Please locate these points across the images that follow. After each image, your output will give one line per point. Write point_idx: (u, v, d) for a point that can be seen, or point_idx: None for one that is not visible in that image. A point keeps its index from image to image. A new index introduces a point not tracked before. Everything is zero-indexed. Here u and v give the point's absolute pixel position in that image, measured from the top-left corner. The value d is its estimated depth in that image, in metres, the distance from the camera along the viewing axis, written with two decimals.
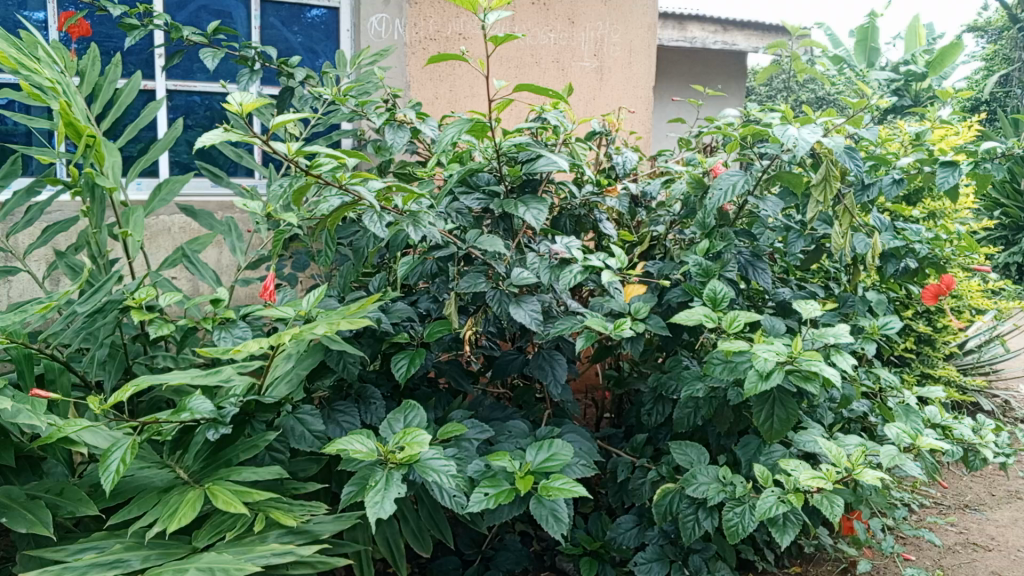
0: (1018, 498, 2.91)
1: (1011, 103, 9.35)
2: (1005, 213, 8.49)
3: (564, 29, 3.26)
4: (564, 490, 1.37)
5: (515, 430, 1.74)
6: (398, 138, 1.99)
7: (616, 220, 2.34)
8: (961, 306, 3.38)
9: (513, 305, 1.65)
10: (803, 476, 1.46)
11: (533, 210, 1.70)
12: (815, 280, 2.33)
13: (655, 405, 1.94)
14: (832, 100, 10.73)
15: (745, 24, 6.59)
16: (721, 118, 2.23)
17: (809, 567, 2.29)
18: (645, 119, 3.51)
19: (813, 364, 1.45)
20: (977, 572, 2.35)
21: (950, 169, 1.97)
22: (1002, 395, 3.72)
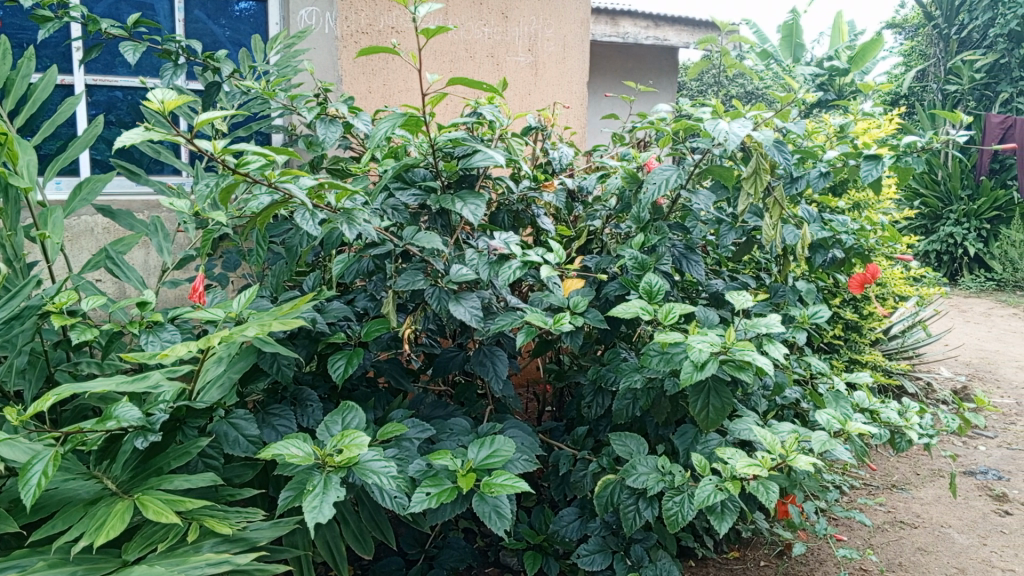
0: (940, 476, 3.04)
1: (928, 97, 9.75)
2: (924, 203, 8.87)
3: (498, 24, 3.25)
4: (507, 486, 1.37)
5: (456, 428, 1.73)
6: (330, 133, 1.95)
7: (553, 215, 2.34)
8: (885, 293, 3.50)
9: (453, 302, 1.64)
10: (739, 464, 1.49)
11: (471, 206, 1.69)
12: (748, 271, 2.38)
13: (596, 397, 1.96)
14: (760, 95, 11.02)
15: (676, 20, 6.70)
16: (654, 113, 2.25)
17: (747, 551, 2.35)
18: (580, 114, 3.54)
19: (746, 353, 1.48)
20: (904, 549, 2.44)
21: (873, 162, 2.03)
22: (924, 377, 3.88)
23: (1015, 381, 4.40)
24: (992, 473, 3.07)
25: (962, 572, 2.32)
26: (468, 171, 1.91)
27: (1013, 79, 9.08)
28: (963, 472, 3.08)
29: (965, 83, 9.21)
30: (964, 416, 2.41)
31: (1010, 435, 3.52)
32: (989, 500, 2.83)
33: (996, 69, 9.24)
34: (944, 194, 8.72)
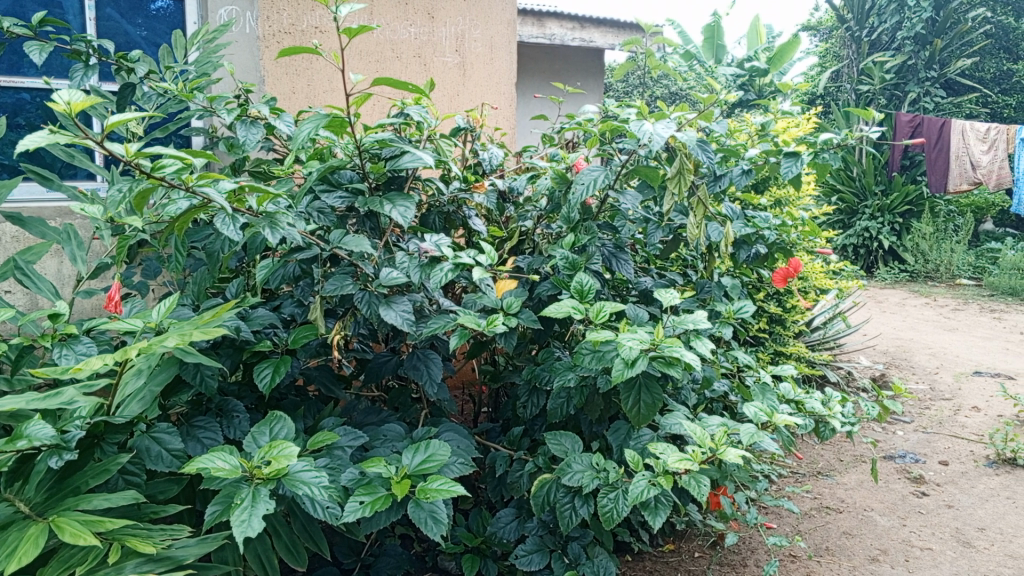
0: (862, 461, 3.16)
1: (842, 96, 10.14)
2: (841, 199, 9.22)
3: (425, 24, 3.22)
4: (442, 491, 1.35)
5: (390, 434, 1.70)
6: (251, 136, 1.89)
7: (485, 216, 2.34)
8: (807, 287, 3.61)
9: (383, 306, 1.61)
10: (670, 459, 1.51)
11: (400, 208, 1.66)
12: (675, 268, 2.43)
13: (531, 397, 1.95)
14: (684, 95, 11.28)
15: (601, 21, 6.78)
16: (582, 113, 2.27)
17: (681, 543, 2.39)
18: (509, 115, 3.54)
19: (675, 349, 1.50)
20: (830, 533, 2.53)
21: (793, 159, 2.08)
22: (845, 367, 4.03)
23: (929, 367, 4.61)
24: (910, 457, 3.21)
25: (884, 552, 2.41)
26: (396, 173, 1.88)
27: (920, 80, 9.54)
28: (883, 457, 3.21)
29: (876, 83, 9.61)
30: (883, 403, 2.50)
31: (925, 420, 3.69)
32: (908, 482, 2.95)
33: (904, 70, 9.68)
34: (860, 189, 9.09)
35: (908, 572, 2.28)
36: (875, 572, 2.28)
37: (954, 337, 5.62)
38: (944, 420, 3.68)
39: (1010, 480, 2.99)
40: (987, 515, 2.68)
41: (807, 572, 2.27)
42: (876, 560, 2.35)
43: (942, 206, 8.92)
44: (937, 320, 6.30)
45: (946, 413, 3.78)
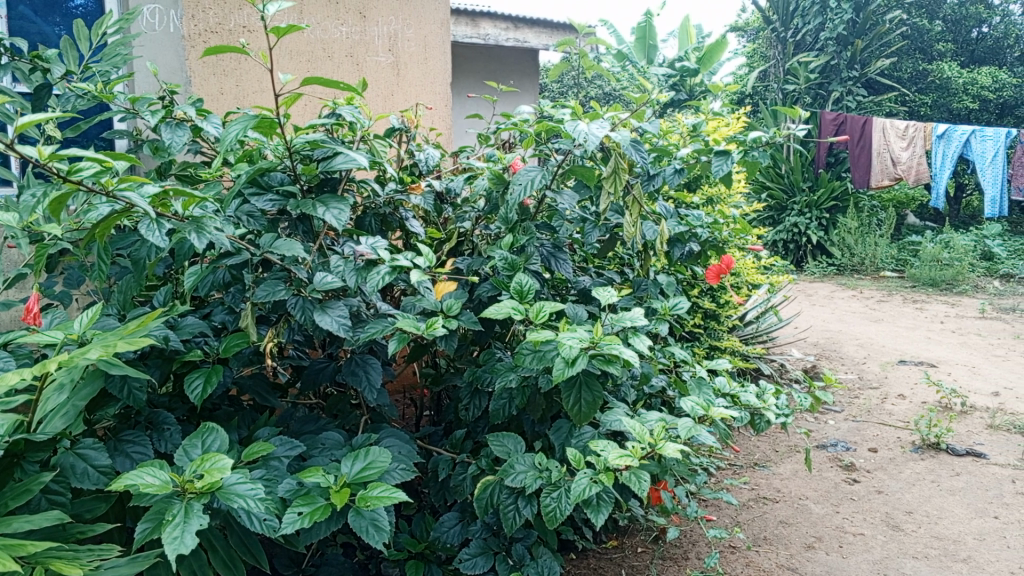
0: (796, 451, 3.24)
1: (770, 96, 10.42)
2: (770, 196, 9.49)
3: (356, 23, 3.18)
4: (384, 498, 1.34)
5: (328, 442, 1.66)
6: (176, 138, 1.82)
7: (422, 218, 2.31)
8: (740, 282, 3.69)
9: (318, 311, 1.57)
10: (612, 456, 1.51)
11: (334, 210, 1.62)
12: (612, 267, 2.45)
13: (473, 399, 1.94)
14: (617, 96, 11.44)
15: (534, 22, 6.81)
16: (517, 114, 2.27)
17: (624, 539, 2.41)
18: (445, 115, 3.52)
19: (614, 347, 1.51)
20: (767, 523, 2.59)
21: (724, 158, 2.12)
22: (777, 360, 4.14)
23: (857, 358, 4.77)
24: (841, 445, 3.32)
25: (819, 539, 2.48)
26: (330, 175, 1.84)
27: (843, 79, 9.88)
28: (816, 446, 3.30)
29: (801, 83, 9.78)
30: (815, 394, 2.57)
31: (854, 408, 3.82)
32: (839, 470, 3.05)
33: (827, 70, 10.00)
34: (788, 186, 9.37)
35: (841, 558, 2.36)
36: (811, 559, 2.34)
37: (879, 328, 5.83)
38: (872, 408, 3.81)
39: (934, 464, 3.11)
40: (915, 499, 2.78)
41: (746, 562, 2.32)
42: (812, 547, 2.42)
43: (865, 201, 9.26)
44: (863, 311, 6.54)
45: (874, 401, 3.92)
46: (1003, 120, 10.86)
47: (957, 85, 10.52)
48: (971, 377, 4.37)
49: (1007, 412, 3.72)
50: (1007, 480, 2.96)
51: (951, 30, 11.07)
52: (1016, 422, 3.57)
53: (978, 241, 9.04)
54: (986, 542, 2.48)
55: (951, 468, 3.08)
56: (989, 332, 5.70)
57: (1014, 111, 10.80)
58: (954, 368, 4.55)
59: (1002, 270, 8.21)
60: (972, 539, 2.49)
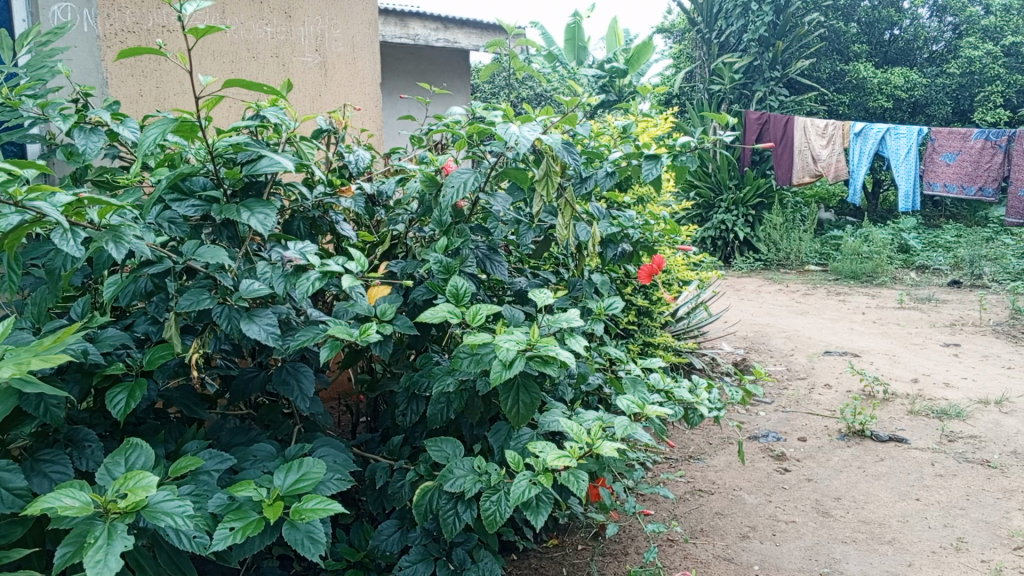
0: (729, 443, 3.32)
1: (696, 96, 10.65)
2: (699, 194, 9.71)
3: (281, 23, 3.11)
4: (319, 510, 1.31)
5: (260, 453, 1.62)
6: (92, 144, 1.74)
7: (355, 221, 2.26)
8: (671, 279, 3.74)
9: (245, 320, 1.52)
10: (550, 457, 1.51)
11: (259, 215, 1.57)
12: (547, 267, 2.46)
13: (410, 404, 1.91)
14: (548, 97, 11.55)
15: (464, 22, 6.79)
16: (449, 115, 2.25)
17: (565, 537, 2.43)
18: (375, 116, 3.47)
19: (550, 348, 1.51)
20: (704, 515, 2.64)
21: (653, 161, 2.15)
22: (708, 354, 4.23)
23: (784, 350, 4.92)
24: (771, 435, 3.41)
25: (753, 529, 2.54)
26: (255, 179, 1.79)
27: (765, 80, 10.15)
28: (748, 438, 3.39)
29: (726, 83, 10.00)
30: (745, 388, 2.63)
31: (783, 399, 3.93)
32: (771, 460, 3.13)
33: (750, 71, 10.24)
34: (715, 184, 9.61)
35: (775, 546, 2.42)
36: (746, 548, 2.40)
37: (805, 320, 6.03)
38: (801, 398, 3.93)
39: (860, 451, 3.23)
40: (843, 486, 2.88)
41: (684, 554, 2.36)
42: (747, 537, 2.48)
43: (788, 198, 9.57)
44: (789, 304, 6.75)
45: (802, 391, 4.04)
46: (915, 118, 11.38)
47: (872, 85, 11.00)
48: (892, 365, 4.55)
49: (925, 398, 3.89)
50: (927, 463, 3.09)
51: (865, 32, 11.54)
52: (934, 407, 3.74)
53: (895, 234, 9.44)
54: (909, 524, 2.58)
55: (875, 453, 3.20)
56: (907, 321, 5.96)
57: (924, 110, 11.32)
58: (876, 358, 4.73)
59: (918, 261, 8.59)
60: (897, 521, 2.60)
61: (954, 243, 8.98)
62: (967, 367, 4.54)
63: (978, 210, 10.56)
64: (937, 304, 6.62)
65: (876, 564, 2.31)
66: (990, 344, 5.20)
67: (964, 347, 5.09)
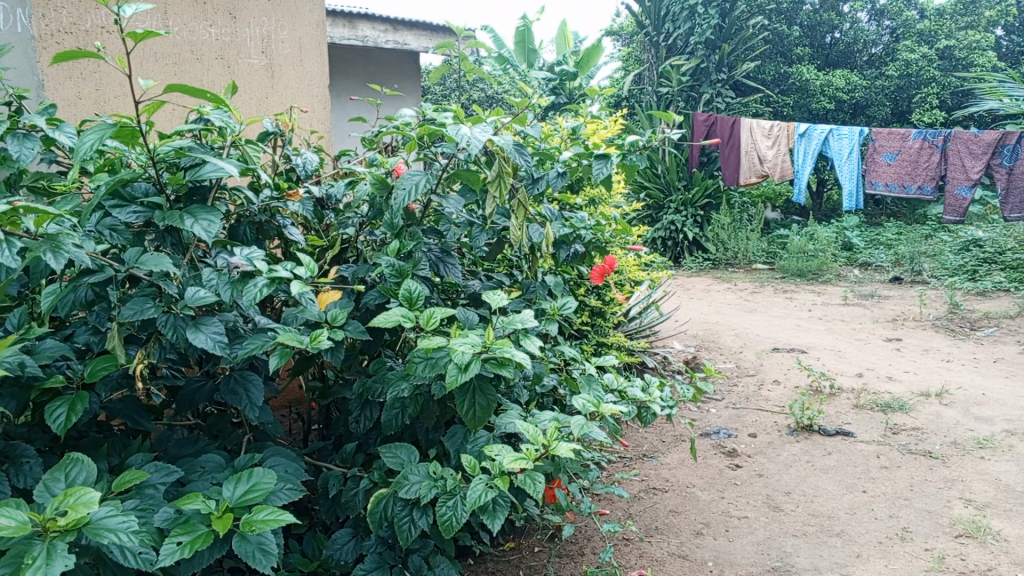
0: (682, 441, 3.36)
1: (645, 98, 10.78)
2: (649, 194, 9.82)
3: (226, 24, 3.05)
4: (270, 522, 1.28)
5: (209, 465, 1.59)
6: (26, 150, 1.68)
7: (304, 226, 2.22)
8: (623, 279, 3.77)
9: (190, 329, 1.48)
10: (507, 460, 1.51)
11: (204, 222, 1.53)
12: (501, 270, 2.46)
13: (363, 410, 1.89)
14: (499, 99, 11.58)
15: (413, 24, 6.76)
16: (399, 117, 2.23)
17: (521, 539, 2.43)
18: (323, 117, 3.43)
19: (506, 350, 1.50)
20: (658, 513, 2.66)
21: (604, 163, 2.16)
22: (661, 353, 4.28)
23: (734, 347, 5.00)
24: (723, 432, 3.46)
25: (707, 525, 2.57)
26: (198, 184, 1.75)
27: (712, 81, 10.31)
28: (700, 435, 3.43)
29: (675, 85, 10.13)
30: (696, 385, 2.66)
31: (734, 396, 4.00)
32: (723, 457, 3.18)
33: (698, 73, 10.38)
34: (664, 185, 9.74)
35: (728, 542, 2.46)
36: (700, 545, 2.43)
37: (754, 317, 6.15)
38: (751, 395, 4.00)
39: (808, 445, 3.30)
40: (792, 480, 2.94)
41: (640, 553, 2.38)
42: (700, 534, 2.51)
43: (736, 198, 9.76)
44: (738, 302, 6.87)
45: (752, 387, 4.12)
46: (856, 119, 11.71)
47: (815, 87, 11.28)
48: (837, 360, 4.67)
49: (870, 392, 4.00)
50: (872, 455, 3.17)
51: (807, 35, 11.84)
52: (879, 401, 3.84)
53: (839, 232, 9.69)
54: (856, 516, 2.65)
55: (823, 447, 3.27)
56: (851, 317, 6.12)
57: (865, 111, 11.65)
58: (822, 353, 4.84)
59: (860, 259, 8.83)
60: (845, 514, 2.66)
61: (894, 241, 9.25)
62: (908, 361, 4.68)
63: (916, 208, 10.90)
64: (879, 300, 6.81)
65: (825, 556, 2.37)
66: (930, 338, 5.37)
67: (906, 341, 5.25)
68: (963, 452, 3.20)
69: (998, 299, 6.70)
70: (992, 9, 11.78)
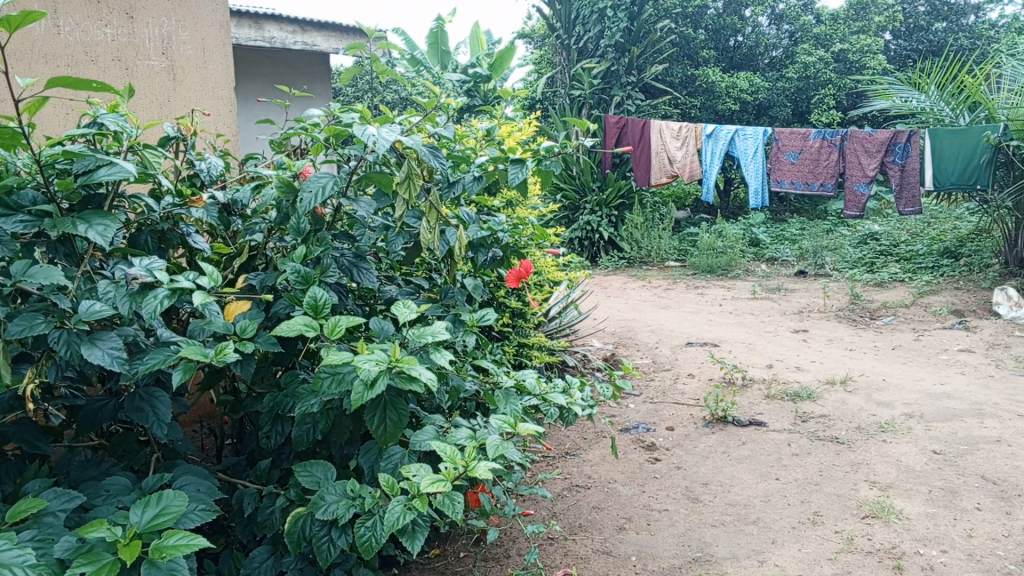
0: (603, 437, 3.41)
1: (557, 100, 10.91)
2: (565, 196, 9.94)
3: (122, 24, 2.92)
4: (181, 548, 1.21)
5: (114, 488, 1.51)
6: None
7: (209, 233, 2.13)
8: (542, 280, 3.79)
9: (86, 345, 1.39)
10: (425, 481, 1.48)
11: (97, 228, 1.45)
12: (419, 274, 2.43)
13: (275, 425, 1.83)
14: (412, 102, 11.52)
15: (322, 25, 6.64)
16: (308, 118, 2.17)
17: (447, 545, 2.40)
18: (230, 121, 3.28)
19: (414, 367, 1.47)
20: (582, 510, 2.69)
21: (518, 166, 2.16)
22: (580, 351, 4.33)
23: (650, 343, 5.11)
24: (641, 427, 3.53)
25: (629, 520, 2.61)
26: (93, 190, 1.66)
27: (622, 84, 10.51)
28: (619, 431, 3.49)
29: (587, 88, 10.29)
30: (616, 383, 2.68)
31: (651, 391, 4.08)
32: (642, 451, 3.24)
33: (608, 76, 10.57)
34: (580, 186, 9.89)
35: (650, 535, 2.50)
36: (622, 540, 2.47)
37: (668, 313, 6.31)
38: (667, 389, 4.09)
39: (723, 436, 3.40)
40: (709, 471, 3.02)
41: (565, 551, 2.39)
42: (623, 529, 2.55)
43: (648, 198, 9.99)
44: (653, 299, 7.03)
45: (668, 382, 4.22)
46: (760, 119, 12.18)
47: (720, 88, 11.65)
48: (748, 353, 4.83)
49: (780, 382, 4.15)
50: (784, 443, 3.29)
51: (712, 38, 12.22)
52: (788, 390, 3.99)
53: (746, 229, 10.03)
54: (771, 503, 2.74)
55: (737, 438, 3.37)
56: (760, 311, 6.34)
57: (768, 112, 12.12)
58: (734, 346, 5.01)
59: (767, 254, 9.17)
60: (760, 502, 2.75)
61: (799, 236, 9.65)
62: (814, 351, 4.89)
63: (817, 204, 11.41)
64: (786, 294, 7.09)
65: (743, 544, 2.44)
66: (834, 328, 5.62)
67: (812, 332, 5.48)
68: (867, 436, 3.36)
69: (894, 290, 7.07)
70: (881, 15, 12.45)
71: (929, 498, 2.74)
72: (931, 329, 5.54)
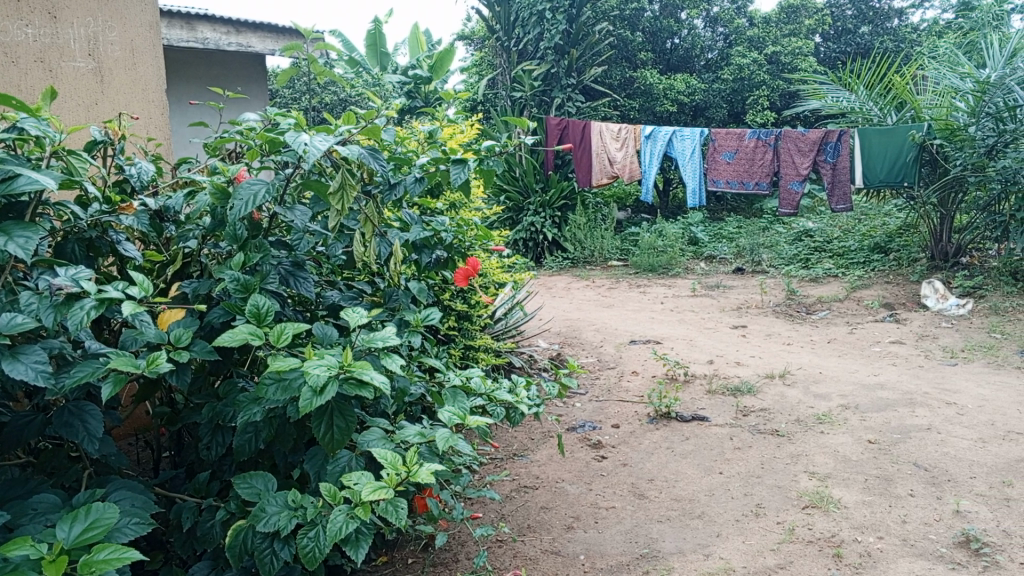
0: (549, 437, 3.42)
1: (498, 101, 10.93)
2: (508, 197, 9.96)
3: (45, 24, 2.80)
4: (112, 562, 1.16)
5: (43, 506, 1.44)
6: None
7: (140, 240, 2.06)
8: (487, 282, 3.77)
9: (8, 360, 1.33)
10: (367, 489, 1.46)
11: (20, 239, 1.39)
12: (361, 277, 2.40)
13: (215, 436, 1.78)
14: (352, 103, 11.39)
15: (257, 26, 6.51)
16: (242, 121, 2.12)
17: (395, 552, 2.37)
18: (161, 124, 3.20)
19: (365, 371, 1.44)
20: (530, 510, 2.69)
21: (460, 167, 2.13)
22: (526, 352, 4.34)
23: (594, 342, 5.15)
24: (588, 425, 3.56)
25: (577, 519, 2.63)
26: (15, 199, 1.60)
27: (563, 86, 10.58)
28: (566, 430, 3.50)
29: (528, 90, 10.33)
30: (562, 382, 2.68)
31: (597, 389, 4.11)
32: (589, 449, 3.26)
33: (549, 78, 10.62)
34: (523, 188, 9.92)
35: (598, 533, 2.52)
36: (571, 539, 2.48)
37: (611, 312, 6.37)
38: (612, 387, 4.13)
39: (668, 432, 3.45)
40: (654, 467, 3.06)
41: (514, 553, 2.39)
42: (571, 528, 2.56)
43: (589, 198, 10.09)
44: (596, 299, 7.08)
45: (613, 380, 4.26)
46: (697, 121, 12.41)
47: (658, 90, 11.83)
48: (690, 349, 4.92)
49: (721, 377, 4.24)
50: (726, 438, 3.36)
51: (650, 40, 12.40)
52: (729, 385, 4.07)
53: (686, 228, 10.20)
54: (715, 496, 2.79)
55: (681, 433, 3.42)
56: (701, 308, 6.46)
57: (704, 113, 12.37)
58: (676, 343, 5.09)
59: (706, 252, 9.35)
60: (705, 496, 2.79)
61: (736, 234, 9.86)
62: (753, 346, 5.00)
63: (754, 203, 11.69)
64: (725, 291, 7.24)
65: (689, 538, 2.47)
66: (771, 323, 5.75)
67: (750, 328, 5.60)
68: (805, 428, 3.45)
69: (828, 284, 7.29)
70: (811, 18, 12.81)
71: (865, 487, 2.83)
72: (864, 322, 5.72)
